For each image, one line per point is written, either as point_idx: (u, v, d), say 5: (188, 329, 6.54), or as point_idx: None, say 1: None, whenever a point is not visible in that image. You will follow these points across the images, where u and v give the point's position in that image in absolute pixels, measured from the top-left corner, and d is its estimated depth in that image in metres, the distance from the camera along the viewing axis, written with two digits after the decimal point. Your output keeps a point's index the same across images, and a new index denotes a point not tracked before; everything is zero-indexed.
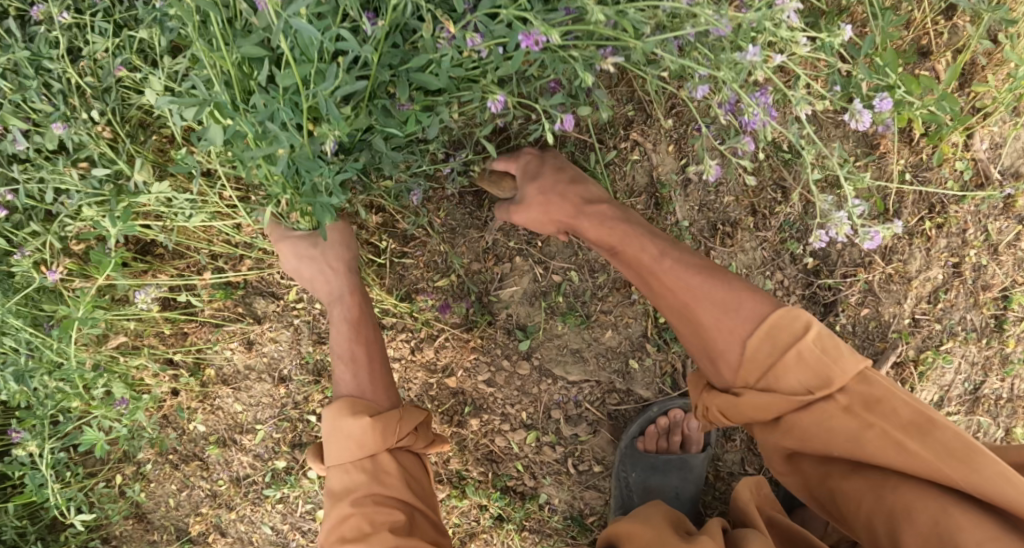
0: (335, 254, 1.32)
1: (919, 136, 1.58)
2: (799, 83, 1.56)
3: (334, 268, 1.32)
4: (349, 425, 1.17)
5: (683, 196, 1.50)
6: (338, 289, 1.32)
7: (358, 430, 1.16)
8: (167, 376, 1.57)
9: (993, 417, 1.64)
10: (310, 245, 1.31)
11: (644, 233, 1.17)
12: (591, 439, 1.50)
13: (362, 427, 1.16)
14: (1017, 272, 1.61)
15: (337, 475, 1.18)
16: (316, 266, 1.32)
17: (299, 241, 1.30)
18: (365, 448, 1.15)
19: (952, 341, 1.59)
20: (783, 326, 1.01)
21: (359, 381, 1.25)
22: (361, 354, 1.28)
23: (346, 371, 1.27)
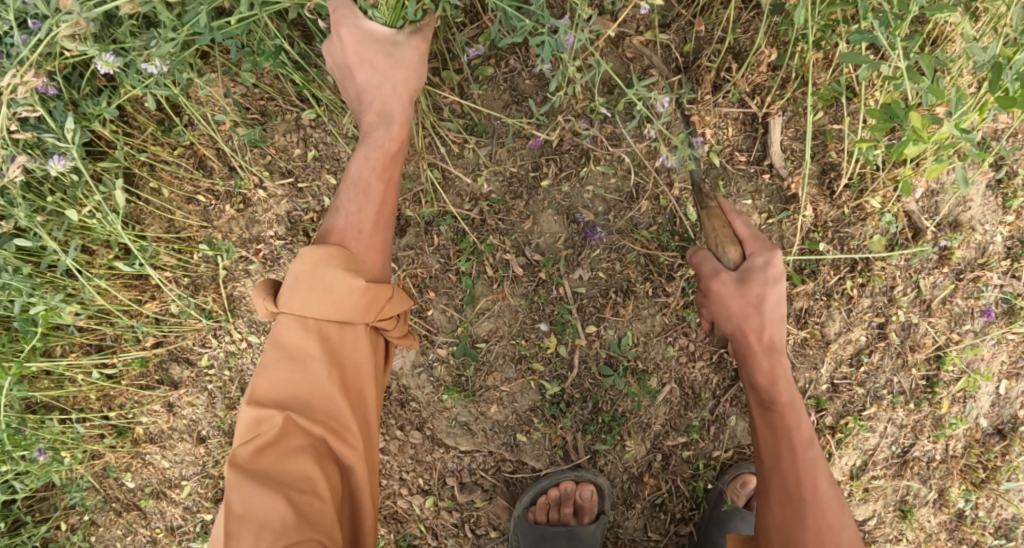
0: (402, 73, 1.18)
1: (841, 188, 1.46)
2: (706, 134, 1.46)
3: (405, 102, 1.18)
4: (331, 278, 1.10)
5: (570, 265, 1.43)
6: (393, 118, 1.19)
7: (346, 293, 1.10)
8: (95, 436, 1.62)
9: (924, 480, 1.55)
10: (381, 53, 1.16)
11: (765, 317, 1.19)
12: (487, 506, 1.50)
13: (348, 286, 1.10)
14: (952, 330, 1.50)
15: (291, 327, 1.12)
16: (382, 72, 1.17)
17: (412, 68, 1.17)
18: (344, 310, 1.09)
19: (876, 406, 1.51)
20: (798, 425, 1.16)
21: (364, 252, 1.16)
22: (376, 203, 1.19)
23: (357, 202, 1.18)
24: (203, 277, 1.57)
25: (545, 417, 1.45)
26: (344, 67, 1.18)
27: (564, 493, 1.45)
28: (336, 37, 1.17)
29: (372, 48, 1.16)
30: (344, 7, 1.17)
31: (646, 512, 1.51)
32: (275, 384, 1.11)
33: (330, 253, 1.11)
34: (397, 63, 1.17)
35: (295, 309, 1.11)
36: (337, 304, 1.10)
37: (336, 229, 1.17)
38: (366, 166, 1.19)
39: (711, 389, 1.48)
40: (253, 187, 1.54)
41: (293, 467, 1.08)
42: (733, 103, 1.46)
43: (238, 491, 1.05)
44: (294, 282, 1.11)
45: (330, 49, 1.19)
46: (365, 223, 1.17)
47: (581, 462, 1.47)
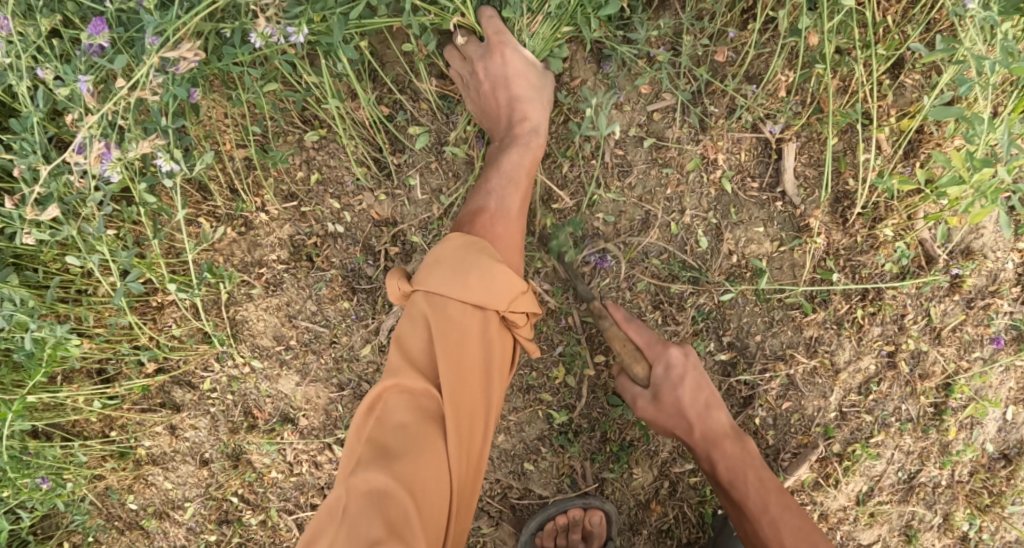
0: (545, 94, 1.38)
1: (854, 216, 1.44)
2: (717, 159, 1.44)
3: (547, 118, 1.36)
4: (477, 264, 1.19)
5: (578, 296, 1.42)
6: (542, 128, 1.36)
7: (485, 282, 1.17)
8: (97, 458, 1.60)
9: (929, 505, 1.55)
10: (531, 76, 1.36)
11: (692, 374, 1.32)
12: (494, 532, 1.50)
13: (489, 276, 1.18)
14: (961, 357, 1.50)
15: (426, 303, 1.19)
16: (529, 90, 1.36)
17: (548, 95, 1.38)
18: (480, 299, 1.16)
19: (884, 433, 1.50)
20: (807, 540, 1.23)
21: (507, 240, 1.28)
22: (519, 193, 1.34)
23: (512, 194, 1.32)
24: (204, 301, 1.53)
25: (553, 446, 1.44)
26: (496, 79, 1.34)
27: (572, 519, 1.44)
28: (498, 54, 1.32)
29: (524, 69, 1.35)
30: (505, 33, 1.33)
31: (653, 538, 1.49)
32: (410, 355, 1.18)
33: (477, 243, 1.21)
34: (540, 87, 1.37)
35: (430, 288, 1.19)
36: (473, 289, 1.17)
37: (487, 211, 1.31)
38: (511, 164, 1.33)
39: None
40: (255, 210, 1.51)
41: (411, 459, 1.11)
42: (745, 129, 1.44)
43: (364, 471, 1.11)
44: (435, 264, 1.20)
45: (483, 61, 1.33)
46: (510, 212, 1.31)
47: (588, 489, 1.46)
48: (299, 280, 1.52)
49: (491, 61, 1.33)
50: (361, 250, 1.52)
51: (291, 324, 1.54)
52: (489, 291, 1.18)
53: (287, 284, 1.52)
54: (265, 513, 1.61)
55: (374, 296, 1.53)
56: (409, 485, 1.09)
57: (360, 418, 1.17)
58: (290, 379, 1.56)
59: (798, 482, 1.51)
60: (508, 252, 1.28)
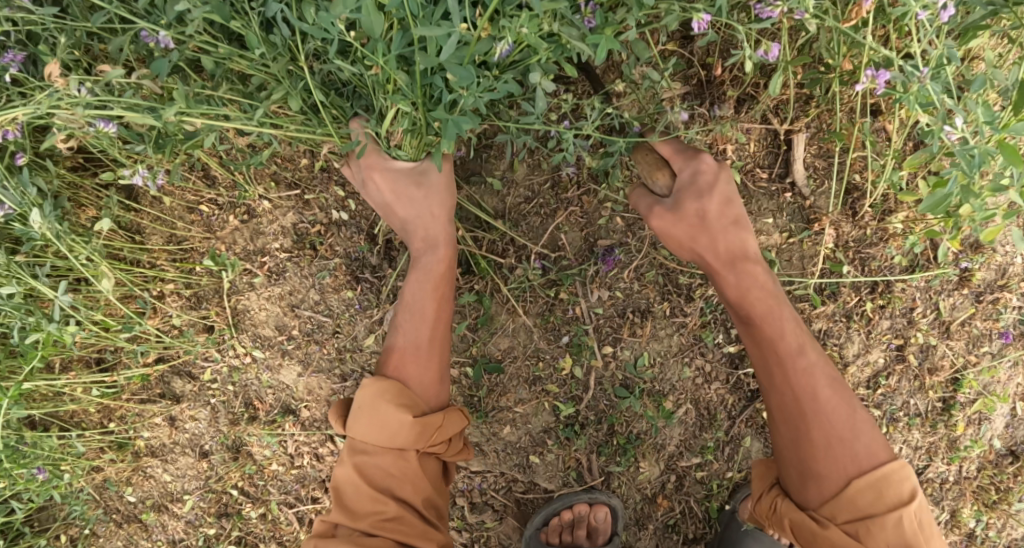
0: (435, 200, 1.28)
1: (864, 208, 1.43)
2: (726, 149, 1.43)
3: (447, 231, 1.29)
4: (385, 412, 1.20)
5: (586, 286, 1.40)
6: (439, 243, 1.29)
7: (399, 428, 1.19)
8: (95, 449, 1.58)
9: (937, 500, 1.54)
10: (412, 184, 1.28)
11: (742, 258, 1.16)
12: (498, 526, 1.48)
13: (400, 422, 1.18)
14: (970, 352, 1.49)
15: (352, 432, 1.22)
16: (419, 203, 1.28)
17: (440, 186, 1.27)
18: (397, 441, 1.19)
19: (891, 427, 1.49)
20: (893, 482, 1.06)
21: (416, 376, 1.24)
22: (429, 325, 1.28)
23: (418, 329, 1.27)
24: (206, 289, 1.53)
25: (559, 439, 1.42)
26: (383, 208, 1.31)
27: (577, 515, 1.43)
28: (372, 180, 1.29)
29: (405, 185, 1.28)
30: (376, 154, 1.28)
31: (659, 533, 1.48)
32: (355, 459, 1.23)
33: (380, 387, 1.21)
34: (428, 191, 1.28)
35: (356, 434, 1.22)
36: (386, 426, 1.19)
37: (397, 350, 1.28)
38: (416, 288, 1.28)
39: (727, 409, 1.44)
40: (258, 197, 1.49)
41: (367, 541, 1.16)
42: (755, 119, 1.43)
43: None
44: (355, 412, 1.23)
45: (372, 190, 1.32)
46: (419, 343, 1.27)
47: (595, 484, 1.44)
48: (302, 269, 1.50)
49: (372, 184, 1.30)
50: (365, 239, 1.50)
51: (293, 314, 1.51)
52: (403, 434, 1.20)
53: (290, 273, 1.50)
54: (265, 506, 1.59)
55: (377, 286, 1.50)
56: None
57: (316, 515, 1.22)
58: (292, 369, 1.53)
59: None
60: (422, 389, 1.25)
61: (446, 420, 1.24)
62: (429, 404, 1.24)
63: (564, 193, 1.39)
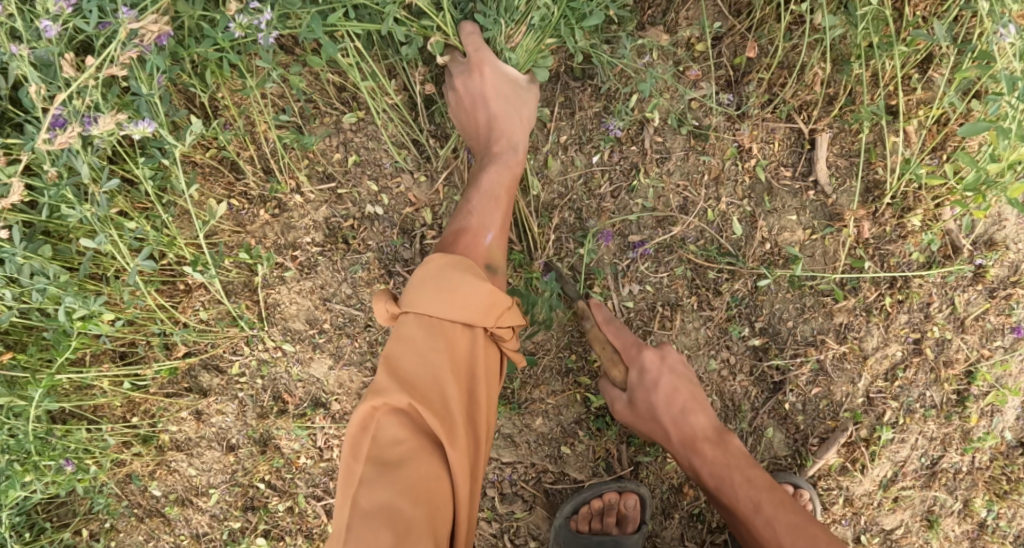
0: (525, 110, 1.37)
1: (884, 206, 1.47)
2: (753, 148, 1.46)
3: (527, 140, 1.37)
4: (456, 279, 1.14)
5: (618, 281, 1.43)
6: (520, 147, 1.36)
7: (471, 294, 1.12)
8: (121, 443, 1.58)
9: (950, 490, 1.59)
10: (513, 90, 1.35)
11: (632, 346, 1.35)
12: (527, 516, 1.50)
13: (477, 290, 1.12)
14: (983, 345, 1.54)
15: (417, 315, 1.14)
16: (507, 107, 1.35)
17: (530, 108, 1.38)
18: (468, 312, 1.11)
19: (908, 419, 1.54)
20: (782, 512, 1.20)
21: (489, 255, 1.26)
22: (501, 213, 1.32)
23: (490, 208, 1.31)
24: (235, 283, 1.52)
25: (590, 430, 1.45)
26: (474, 97, 1.34)
27: (607, 503, 1.45)
28: (477, 72, 1.32)
29: (506, 89, 1.34)
30: (484, 51, 1.32)
31: (684, 521, 1.52)
32: (400, 367, 1.11)
33: (452, 257, 1.16)
34: (521, 104, 1.37)
35: (419, 309, 1.13)
36: (459, 302, 1.12)
37: (466, 231, 1.28)
38: (493, 173, 1.32)
39: (751, 400, 1.50)
40: (290, 191, 1.50)
41: (411, 463, 1.06)
42: (780, 119, 1.46)
43: (366, 488, 1.05)
44: (419, 283, 1.15)
45: (463, 79, 1.33)
46: (491, 238, 1.28)
47: (624, 473, 1.47)
48: (334, 263, 1.51)
49: (470, 80, 1.33)
50: (400, 234, 1.52)
51: (325, 307, 1.53)
52: (476, 305, 1.13)
53: (322, 267, 1.51)
54: (292, 499, 1.60)
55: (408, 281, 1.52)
56: (415, 493, 1.04)
57: (353, 437, 1.10)
58: (323, 362, 1.54)
59: (825, 466, 1.54)
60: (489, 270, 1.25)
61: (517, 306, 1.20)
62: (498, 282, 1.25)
63: (597, 189, 1.44)
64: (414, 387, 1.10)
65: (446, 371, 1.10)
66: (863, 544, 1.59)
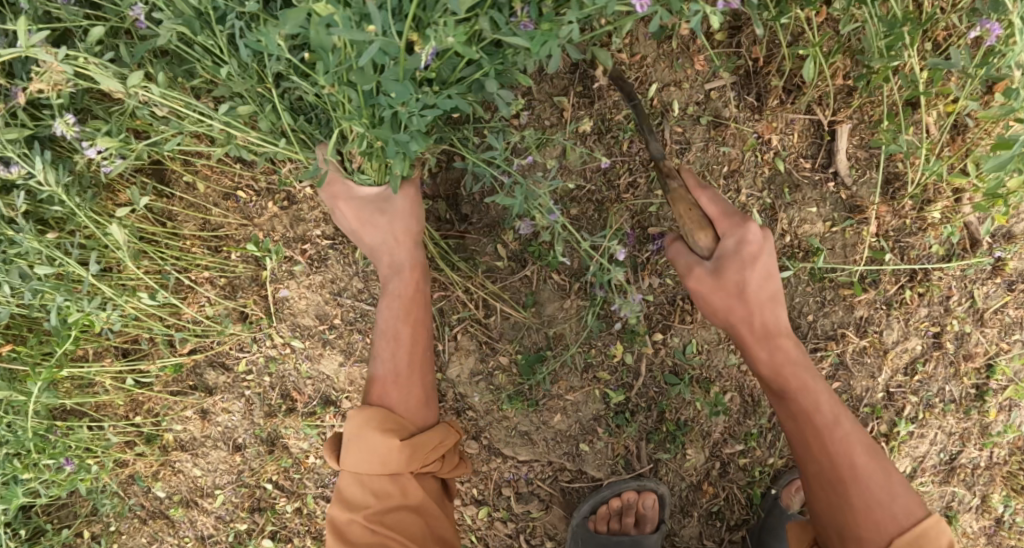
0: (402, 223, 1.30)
1: (905, 198, 1.45)
2: (772, 139, 1.44)
3: (411, 246, 1.29)
4: (374, 441, 1.19)
5: (637, 273, 1.41)
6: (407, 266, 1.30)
7: (389, 455, 1.18)
8: (125, 442, 1.54)
9: (969, 486, 1.58)
10: (371, 206, 1.28)
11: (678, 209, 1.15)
12: (544, 516, 1.47)
13: (391, 447, 1.18)
14: (1002, 339, 1.52)
15: (349, 460, 1.21)
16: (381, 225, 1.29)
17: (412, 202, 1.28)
18: (392, 468, 1.18)
19: (928, 413, 1.52)
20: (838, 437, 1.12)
21: (400, 401, 1.24)
22: (405, 351, 1.27)
23: (388, 349, 1.27)
24: (242, 277, 1.49)
25: (609, 428, 1.42)
26: (353, 230, 1.32)
27: (625, 503, 1.43)
28: (336, 204, 1.30)
29: (367, 209, 1.29)
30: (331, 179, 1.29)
31: (703, 519, 1.50)
32: (352, 485, 1.21)
33: (365, 416, 1.20)
34: (387, 213, 1.28)
35: (351, 467, 1.21)
36: (383, 458, 1.19)
37: (376, 379, 1.27)
38: (394, 312, 1.29)
39: None
40: (299, 183, 1.46)
41: None
42: (801, 110, 1.44)
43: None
44: (348, 444, 1.22)
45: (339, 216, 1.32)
46: (395, 370, 1.26)
47: (643, 471, 1.44)
48: (345, 257, 1.47)
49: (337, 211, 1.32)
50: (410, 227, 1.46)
51: (335, 302, 1.48)
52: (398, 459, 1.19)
53: (332, 261, 1.47)
54: (300, 500, 1.56)
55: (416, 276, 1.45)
56: None
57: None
58: (333, 359, 1.49)
59: None
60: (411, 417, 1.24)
61: (438, 438, 1.24)
62: (415, 424, 1.24)
63: (616, 180, 1.40)
64: (366, 503, 1.19)
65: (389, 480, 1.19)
66: None
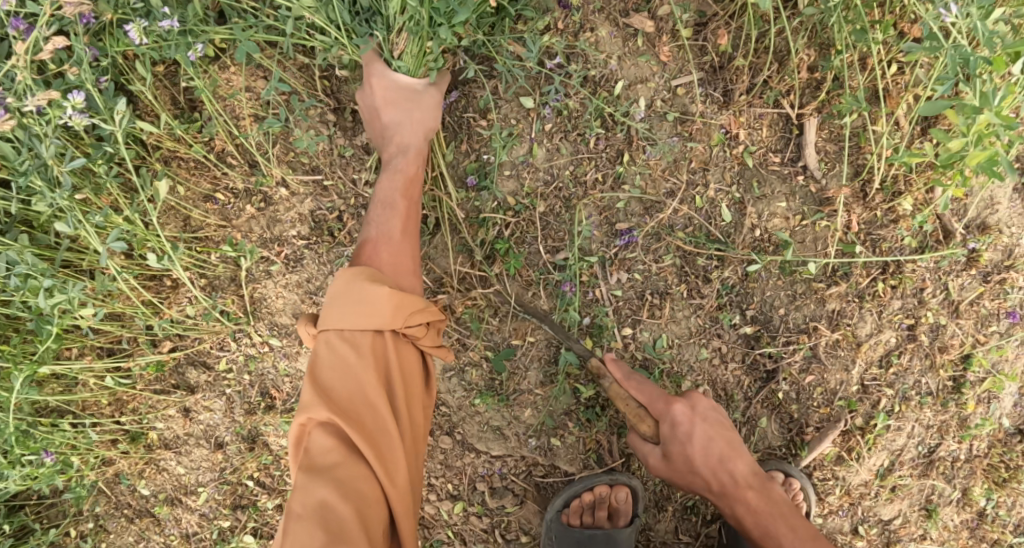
0: (421, 112, 1.34)
1: (874, 190, 1.45)
2: (740, 134, 1.44)
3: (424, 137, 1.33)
4: (364, 288, 1.18)
5: (606, 271, 1.42)
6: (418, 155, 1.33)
7: (373, 303, 1.17)
8: (110, 441, 1.57)
9: (949, 479, 1.57)
10: (402, 94, 1.33)
11: (732, 450, 1.28)
12: (518, 510, 1.49)
13: (378, 294, 1.18)
14: (979, 331, 1.52)
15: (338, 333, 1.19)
16: (400, 113, 1.33)
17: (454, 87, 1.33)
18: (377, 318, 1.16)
19: (904, 406, 1.51)
20: None
21: (392, 266, 1.26)
22: (401, 219, 1.31)
23: (385, 215, 1.31)
24: (221, 278, 1.51)
25: (580, 421, 1.43)
26: (371, 110, 1.35)
27: (598, 497, 1.43)
28: (368, 85, 1.33)
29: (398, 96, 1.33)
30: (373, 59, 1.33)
31: (677, 514, 1.51)
32: (326, 374, 1.16)
33: (357, 270, 1.21)
34: (416, 106, 1.33)
35: (336, 326, 1.19)
36: (370, 315, 1.17)
37: (369, 240, 1.30)
38: (392, 185, 1.32)
39: (743, 389, 1.49)
40: (275, 185, 1.49)
41: (342, 473, 1.10)
42: (768, 105, 1.45)
43: (301, 491, 1.08)
44: (332, 304, 1.20)
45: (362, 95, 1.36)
46: (390, 235, 1.29)
47: (615, 466, 1.45)
48: (320, 256, 1.49)
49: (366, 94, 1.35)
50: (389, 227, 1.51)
51: (310, 301, 1.50)
52: (384, 312, 1.18)
53: (307, 261, 1.49)
54: (282, 496, 1.59)
55: None
56: (347, 493, 1.08)
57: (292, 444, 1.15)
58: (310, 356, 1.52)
59: (820, 456, 1.52)
60: (396, 279, 1.26)
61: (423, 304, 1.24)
62: (403, 286, 1.24)
63: (583, 176, 1.42)
64: (343, 392, 1.15)
65: (368, 369, 1.16)
66: (861, 535, 1.57)
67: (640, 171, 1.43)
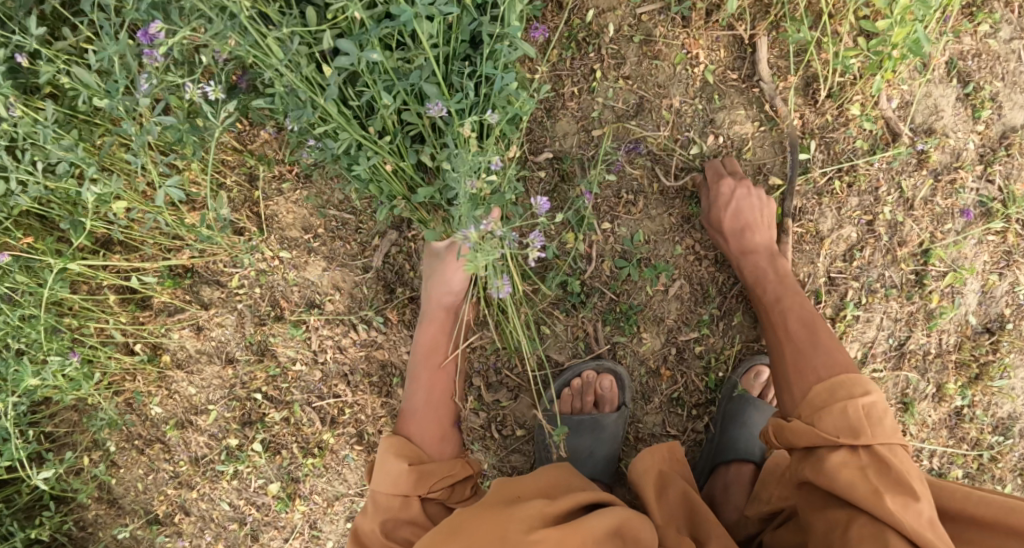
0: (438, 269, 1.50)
1: (824, 97, 1.60)
2: (699, 54, 1.59)
3: (445, 303, 1.49)
4: (390, 461, 1.39)
5: (585, 170, 1.58)
6: (438, 343, 1.50)
7: (397, 477, 1.36)
8: (127, 361, 1.67)
9: (922, 373, 1.66)
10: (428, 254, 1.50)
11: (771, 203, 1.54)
12: (512, 404, 1.60)
13: (396, 468, 1.37)
14: (936, 228, 1.63)
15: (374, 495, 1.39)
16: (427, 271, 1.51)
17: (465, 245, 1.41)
18: (396, 482, 1.35)
19: (871, 298, 1.64)
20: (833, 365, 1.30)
21: (425, 447, 1.44)
22: (432, 430, 1.47)
23: (417, 393, 1.49)
24: (236, 200, 1.63)
25: (567, 310, 1.57)
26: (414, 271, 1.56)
27: (586, 382, 1.55)
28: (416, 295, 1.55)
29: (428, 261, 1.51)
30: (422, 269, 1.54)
31: (664, 408, 1.60)
32: (366, 509, 1.39)
33: (385, 441, 1.41)
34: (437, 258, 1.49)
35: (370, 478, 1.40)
36: (392, 474, 1.37)
37: (404, 413, 1.49)
38: (417, 361, 1.50)
39: (718, 285, 1.58)
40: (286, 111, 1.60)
41: None
42: (723, 27, 1.59)
43: None
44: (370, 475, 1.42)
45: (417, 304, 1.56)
46: (418, 407, 1.48)
47: (601, 353, 1.58)
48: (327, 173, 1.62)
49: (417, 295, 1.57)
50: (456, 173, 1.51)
51: (319, 214, 1.63)
52: (405, 479, 1.37)
53: (315, 177, 1.61)
54: (289, 409, 1.69)
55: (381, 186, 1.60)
56: None
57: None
58: (317, 265, 1.65)
59: None
60: (429, 452, 1.44)
61: (448, 470, 1.41)
62: (432, 456, 1.43)
63: (561, 90, 1.58)
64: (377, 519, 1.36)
65: (390, 500, 1.36)
66: None
67: (612, 85, 1.59)
